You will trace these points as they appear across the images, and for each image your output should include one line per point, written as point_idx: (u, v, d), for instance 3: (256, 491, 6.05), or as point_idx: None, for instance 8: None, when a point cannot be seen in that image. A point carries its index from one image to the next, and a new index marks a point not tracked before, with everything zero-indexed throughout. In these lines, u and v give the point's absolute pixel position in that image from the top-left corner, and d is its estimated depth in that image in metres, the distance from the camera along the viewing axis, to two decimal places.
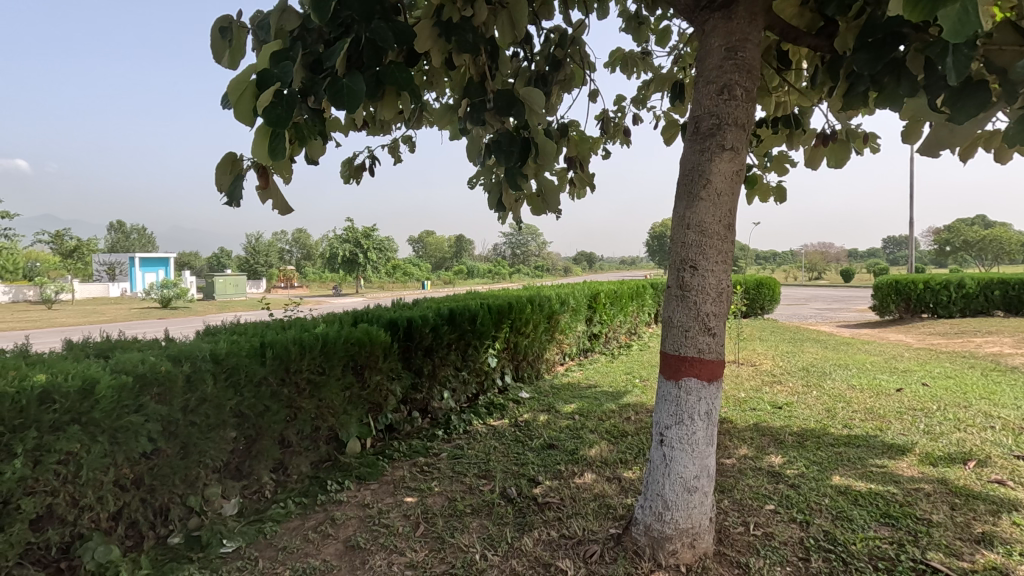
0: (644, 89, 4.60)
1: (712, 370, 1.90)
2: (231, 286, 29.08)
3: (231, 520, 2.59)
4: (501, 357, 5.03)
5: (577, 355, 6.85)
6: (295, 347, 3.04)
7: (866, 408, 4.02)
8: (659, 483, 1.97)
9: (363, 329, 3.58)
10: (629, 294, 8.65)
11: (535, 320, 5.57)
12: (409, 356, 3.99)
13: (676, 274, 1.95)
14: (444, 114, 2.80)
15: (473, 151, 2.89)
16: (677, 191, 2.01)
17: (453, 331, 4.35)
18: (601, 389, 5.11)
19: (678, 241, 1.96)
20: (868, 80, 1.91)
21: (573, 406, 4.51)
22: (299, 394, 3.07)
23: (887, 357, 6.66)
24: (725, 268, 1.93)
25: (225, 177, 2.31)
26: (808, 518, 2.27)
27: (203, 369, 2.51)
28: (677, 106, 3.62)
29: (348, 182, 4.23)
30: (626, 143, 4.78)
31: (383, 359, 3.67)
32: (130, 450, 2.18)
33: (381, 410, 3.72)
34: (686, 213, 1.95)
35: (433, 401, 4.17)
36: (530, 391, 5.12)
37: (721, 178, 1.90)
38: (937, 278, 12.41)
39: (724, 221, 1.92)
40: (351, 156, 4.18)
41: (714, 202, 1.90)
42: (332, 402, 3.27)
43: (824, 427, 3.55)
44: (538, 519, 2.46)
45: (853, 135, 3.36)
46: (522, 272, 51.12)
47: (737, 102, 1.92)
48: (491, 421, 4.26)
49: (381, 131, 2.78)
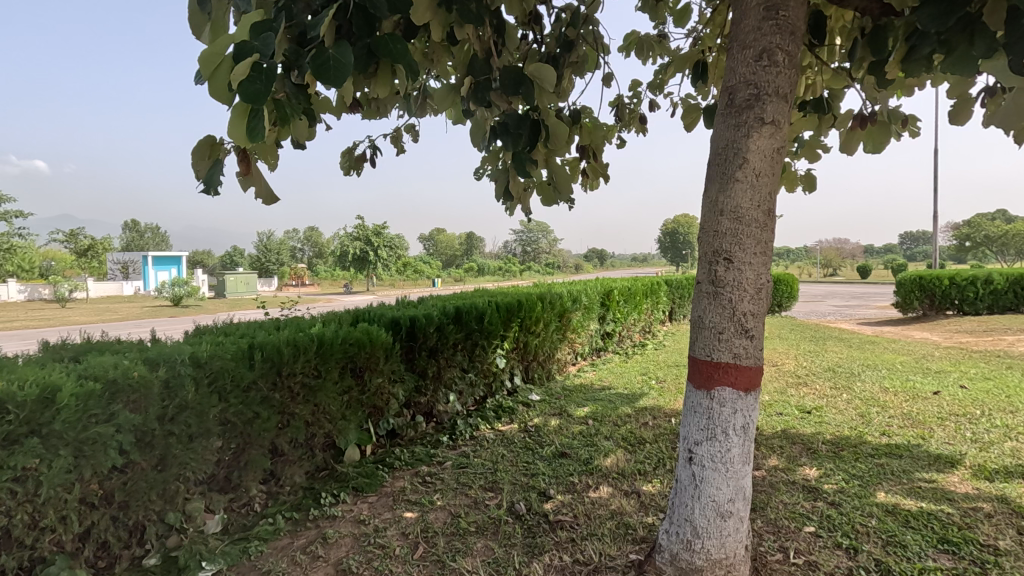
0: (661, 73, 4.33)
1: (749, 379, 1.65)
2: (241, 284, 29.14)
3: (214, 539, 2.38)
4: (510, 357, 4.80)
5: (589, 355, 6.60)
6: (287, 348, 2.83)
7: (903, 413, 3.72)
8: (688, 507, 1.73)
9: (362, 329, 3.37)
10: (642, 291, 8.37)
11: (546, 319, 5.33)
12: (412, 357, 3.77)
13: (708, 268, 1.69)
14: (446, 95, 2.56)
15: (477, 135, 2.65)
16: (708, 172, 1.76)
17: (459, 331, 4.12)
18: (616, 391, 4.85)
19: (709, 229, 1.70)
20: (934, 41, 1.65)
21: (586, 410, 4.26)
22: (291, 399, 2.87)
23: (916, 357, 6.33)
24: (765, 260, 1.67)
25: (202, 162, 2.10)
26: (855, 543, 2.01)
27: (184, 374, 2.30)
28: (698, 88, 3.36)
29: (349, 173, 4.02)
30: (642, 131, 4.52)
31: (384, 361, 3.46)
32: (99, 465, 1.98)
33: (383, 414, 3.51)
34: (719, 197, 1.69)
35: (438, 404, 3.94)
36: (540, 393, 4.88)
37: (760, 156, 1.65)
38: (963, 274, 11.96)
39: (764, 206, 1.65)
40: (352, 146, 3.97)
41: (753, 184, 1.65)
42: (328, 408, 3.06)
43: (859, 435, 3.27)
44: (550, 540, 2.23)
45: (894, 117, 3.08)
46: (534, 269, 50.85)
47: (779, 69, 1.66)
48: (500, 426, 4.03)
49: (378, 114, 2.55)
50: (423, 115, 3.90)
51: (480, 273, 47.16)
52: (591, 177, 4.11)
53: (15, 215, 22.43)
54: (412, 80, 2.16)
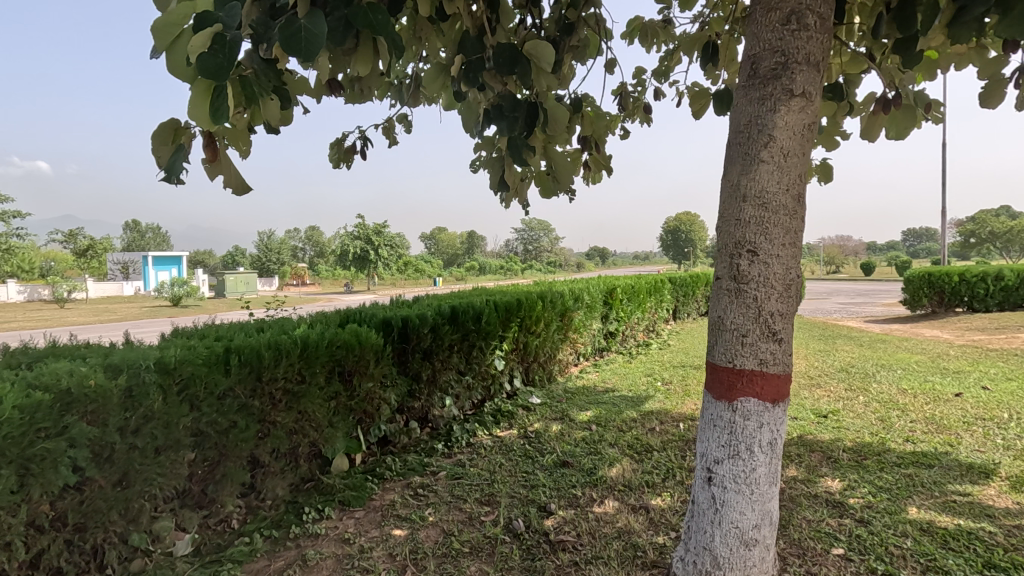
0: (666, 60, 4.11)
1: (777, 389, 1.44)
2: (241, 284, 28.97)
3: (183, 562, 2.18)
4: (509, 358, 4.59)
5: (592, 355, 6.40)
6: (268, 352, 2.64)
7: (926, 417, 3.51)
8: (707, 534, 1.52)
9: (351, 330, 3.18)
10: (646, 288, 8.16)
11: (547, 318, 5.12)
12: (404, 360, 3.57)
13: (729, 262, 1.48)
14: (436, 75, 2.34)
15: (469, 120, 2.43)
16: (728, 153, 1.55)
17: (455, 332, 3.92)
18: (620, 393, 4.64)
19: (730, 216, 1.49)
20: (987, 1, 1.45)
21: (589, 414, 4.05)
22: (273, 407, 2.67)
23: (932, 356, 6.10)
24: (794, 253, 1.46)
25: (164, 148, 1.89)
26: (891, 569, 1.80)
27: (150, 382, 2.10)
28: (707, 72, 3.15)
29: (338, 166, 3.81)
30: (646, 121, 4.31)
31: (374, 364, 3.27)
32: (48, 484, 1.78)
33: (373, 420, 3.31)
34: (741, 181, 1.49)
35: (433, 409, 3.74)
36: (541, 396, 4.67)
37: (788, 134, 1.44)
38: (973, 270, 11.70)
39: (793, 190, 1.45)
40: (341, 137, 3.76)
41: (780, 166, 1.44)
42: (314, 415, 2.86)
43: (881, 441, 3.05)
44: (551, 564, 2.02)
45: (920, 101, 2.87)
46: (535, 268, 50.63)
47: (809, 34, 1.45)
48: (498, 432, 3.82)
49: (364, 97, 2.35)
50: (416, 103, 3.71)
51: (482, 271, 46.98)
52: (593, 170, 3.90)
53: (13, 215, 22.30)
54: (397, 56, 1.96)
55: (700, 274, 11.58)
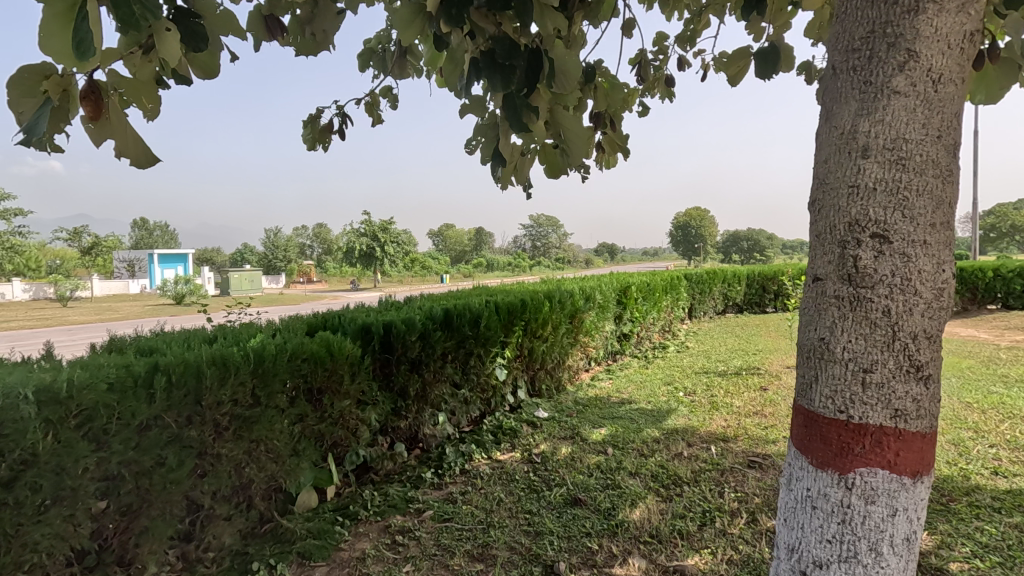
0: (692, 24, 3.54)
1: (920, 456, 0.90)
2: (245, 281, 28.65)
3: None
4: (512, 367, 4.07)
5: (605, 360, 5.86)
6: (208, 371, 2.13)
7: (1008, 440, 2.94)
8: None
9: (320, 339, 2.69)
10: (662, 287, 7.60)
11: (555, 321, 4.58)
12: (388, 372, 3.06)
13: (840, 254, 0.94)
14: (411, 18, 1.69)
15: (452, 74, 1.87)
16: (831, 86, 1.00)
17: (448, 339, 3.40)
18: (637, 406, 4.10)
19: (840, 183, 0.95)
20: None
21: (603, 433, 3.51)
22: (215, 438, 2.17)
23: (984, 360, 5.48)
24: (946, 238, 0.92)
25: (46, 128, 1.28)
26: None
27: (31, 418, 1.61)
28: (748, 26, 2.58)
29: (312, 148, 3.31)
30: (669, 96, 3.76)
31: (350, 380, 2.77)
32: None
33: (350, 445, 2.80)
34: (857, 127, 0.95)
35: (423, 428, 3.23)
36: (548, 409, 4.15)
37: (935, 49, 0.90)
38: (1010, 266, 10.98)
39: (946, 138, 0.90)
40: (315, 114, 3.26)
41: (925, 99, 0.90)
42: (272, 444, 2.38)
43: (964, 475, 2.49)
44: None
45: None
46: (543, 265, 50.05)
47: None
48: (499, 454, 3.30)
49: (319, 46, 1.83)
50: (401, 75, 3.21)
51: (489, 268, 46.49)
52: (607, 153, 3.34)
53: (15, 215, 22.11)
54: None
55: (718, 270, 10.98)
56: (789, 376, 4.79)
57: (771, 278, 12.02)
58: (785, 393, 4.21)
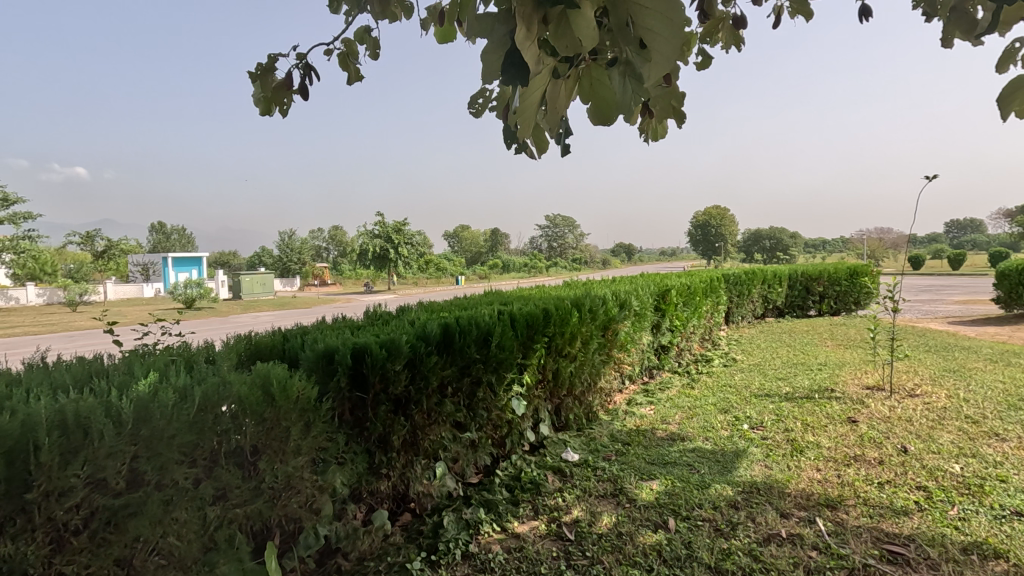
0: None
1: None
2: (256, 285, 28.16)
3: None
4: (532, 394, 3.20)
5: (641, 377, 4.95)
6: (44, 441, 1.29)
7: None
8: None
9: (253, 378, 1.83)
10: (702, 289, 6.66)
11: (584, 335, 3.70)
12: (362, 417, 2.23)
13: None
14: None
15: None
16: None
17: (446, 366, 2.54)
18: (694, 447, 3.18)
19: None
20: None
21: (655, 490, 2.62)
22: (57, 548, 1.35)
23: None
24: None
25: None
26: None
27: None
28: None
29: (265, 112, 2.48)
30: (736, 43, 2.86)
31: (301, 434, 1.92)
32: None
33: (305, 525, 1.95)
34: None
35: (413, 485, 2.38)
36: (577, 447, 3.27)
37: None
38: None
39: None
40: (268, 65, 2.43)
41: None
42: (164, 545, 1.54)
43: None
44: None
45: None
46: (559, 266, 49.03)
47: None
48: (515, 524, 2.42)
49: None
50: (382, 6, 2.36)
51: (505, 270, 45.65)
52: (654, 122, 2.33)
53: (24, 216, 21.81)
54: None
55: (756, 271, 9.97)
56: (879, 402, 3.82)
57: (816, 278, 10.90)
58: (885, 429, 3.25)
